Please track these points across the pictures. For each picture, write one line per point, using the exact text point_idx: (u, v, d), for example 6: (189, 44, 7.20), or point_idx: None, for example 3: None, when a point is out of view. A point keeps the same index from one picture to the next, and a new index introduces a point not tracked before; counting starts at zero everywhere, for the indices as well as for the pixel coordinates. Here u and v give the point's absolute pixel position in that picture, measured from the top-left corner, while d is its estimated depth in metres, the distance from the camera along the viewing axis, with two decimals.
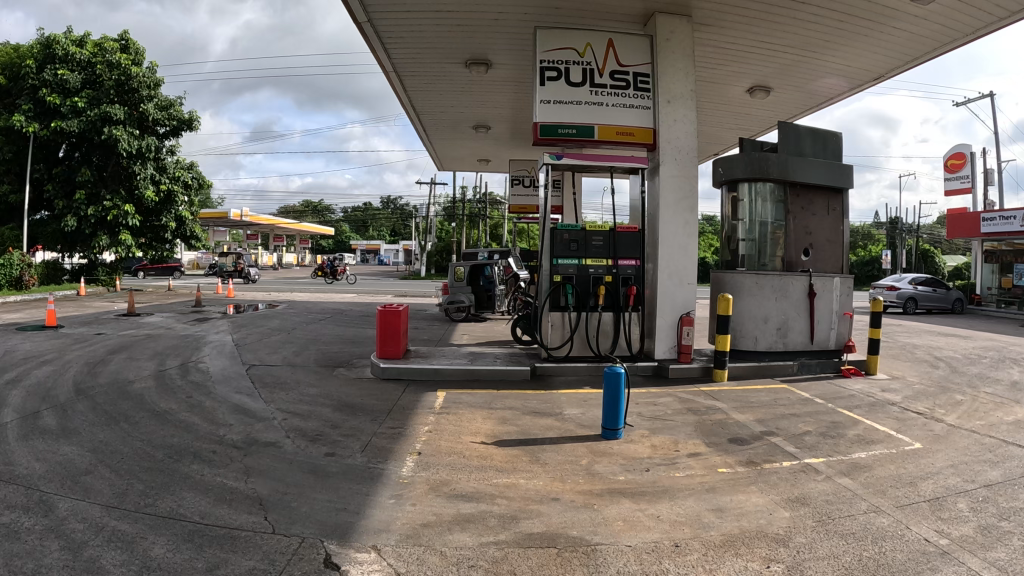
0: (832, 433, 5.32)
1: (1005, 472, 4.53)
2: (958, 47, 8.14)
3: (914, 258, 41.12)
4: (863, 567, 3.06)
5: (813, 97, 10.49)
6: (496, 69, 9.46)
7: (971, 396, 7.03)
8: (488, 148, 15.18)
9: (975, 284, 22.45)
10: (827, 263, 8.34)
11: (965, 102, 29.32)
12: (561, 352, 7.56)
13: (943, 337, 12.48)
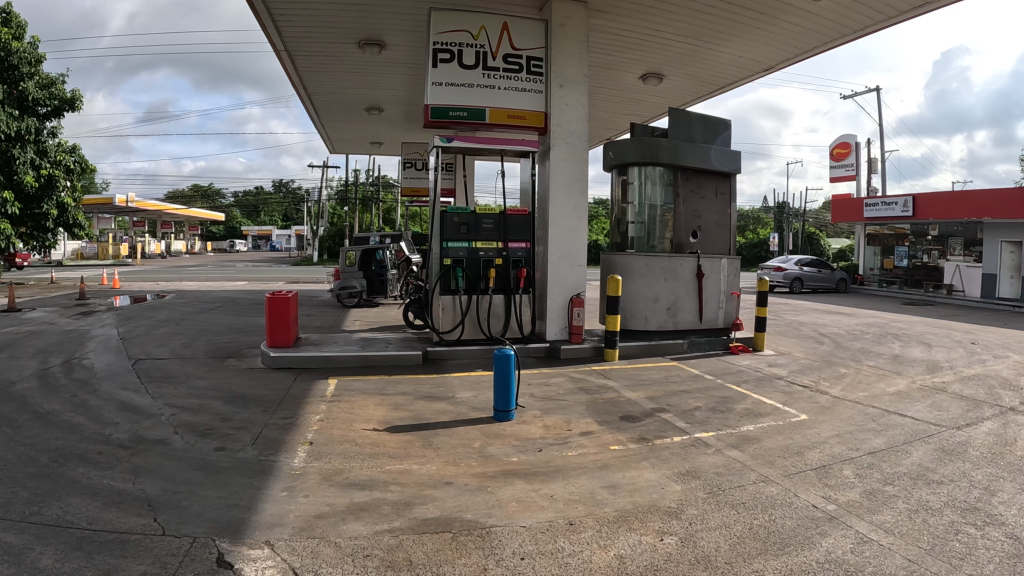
0: (721, 407, 5.51)
1: (888, 440, 4.83)
2: (846, 42, 8.54)
3: (801, 241, 43.17)
4: (754, 535, 3.18)
5: (704, 85, 10.78)
6: (390, 50, 9.29)
7: (854, 369, 7.43)
8: (381, 131, 14.93)
9: (859, 265, 23.91)
10: (715, 245, 8.61)
11: (852, 95, 30.90)
12: (452, 336, 7.50)
13: (829, 315, 13.13)
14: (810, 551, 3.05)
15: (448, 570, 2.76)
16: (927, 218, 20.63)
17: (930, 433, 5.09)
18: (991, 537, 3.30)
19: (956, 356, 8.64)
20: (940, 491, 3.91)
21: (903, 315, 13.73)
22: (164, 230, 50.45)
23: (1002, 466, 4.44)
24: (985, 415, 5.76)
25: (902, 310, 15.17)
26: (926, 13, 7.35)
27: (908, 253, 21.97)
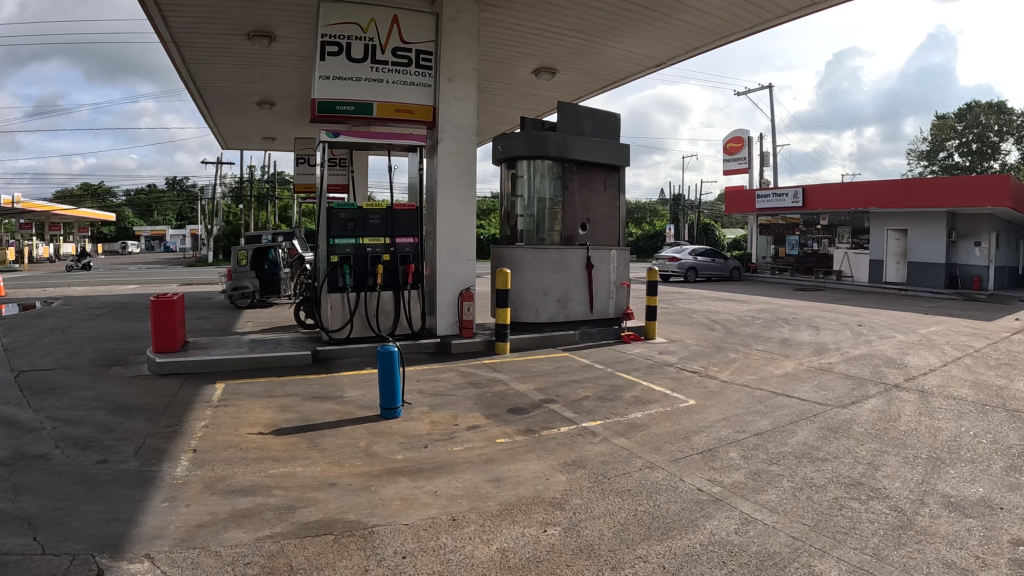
0: (610, 396, 5.63)
1: (773, 421, 5.04)
2: (735, 41, 8.86)
3: (697, 232, 44.56)
4: (638, 521, 3.26)
5: (597, 80, 10.96)
6: (280, 42, 9.08)
7: (743, 353, 7.73)
8: (275, 125, 14.56)
9: (751, 254, 24.91)
10: (604, 237, 9.05)
11: (745, 91, 32.13)
12: (341, 334, 7.41)
13: (721, 302, 13.62)
14: (694, 533, 3.15)
15: (328, 572, 2.72)
16: (817, 209, 21.66)
17: (814, 413, 5.34)
18: (873, 510, 3.52)
19: (842, 338, 9.09)
20: (823, 468, 4.12)
21: (794, 301, 14.36)
22: (50, 232, 47.76)
23: (883, 441, 4.72)
24: (868, 393, 6.09)
25: (793, 296, 15.87)
26: (811, 14, 7.71)
27: (798, 241, 23.37)
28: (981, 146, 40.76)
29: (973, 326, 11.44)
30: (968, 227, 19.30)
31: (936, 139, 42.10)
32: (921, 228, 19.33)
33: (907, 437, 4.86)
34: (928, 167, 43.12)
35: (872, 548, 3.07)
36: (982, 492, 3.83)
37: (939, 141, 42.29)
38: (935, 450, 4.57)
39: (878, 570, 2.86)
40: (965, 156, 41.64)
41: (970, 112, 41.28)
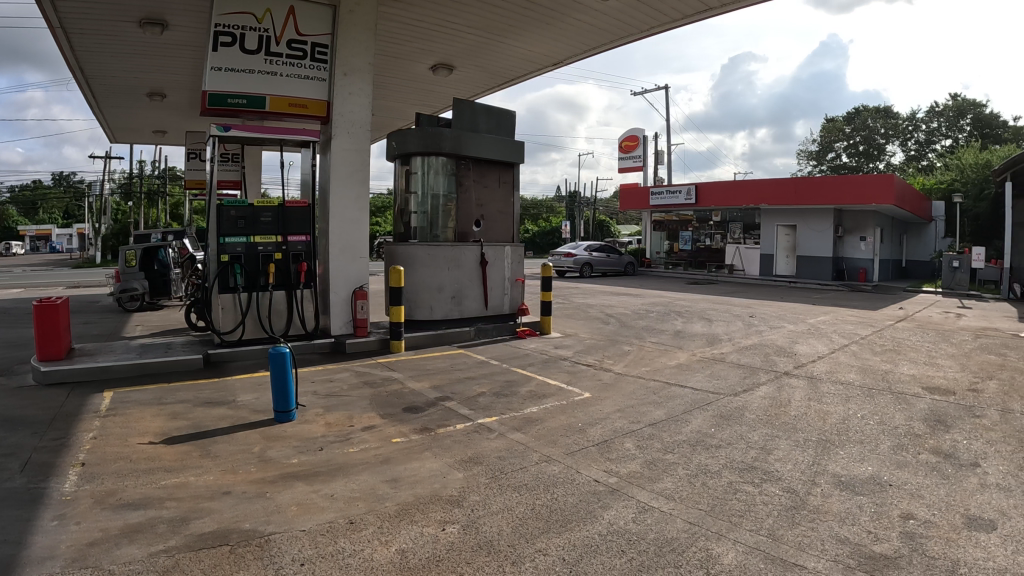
0: (505, 392, 5.78)
1: (667, 411, 5.24)
2: (631, 42, 9.10)
3: (594, 229, 45.62)
4: (536, 515, 3.35)
5: (493, 78, 11.03)
6: (174, 32, 8.79)
7: (637, 346, 8.07)
8: (167, 118, 14.07)
9: (646, 249, 26.05)
10: (498, 233, 9.39)
11: (642, 91, 33.10)
12: (233, 336, 7.27)
13: (617, 296, 14.07)
14: (592, 525, 3.26)
15: None
16: (711, 205, 22.37)
17: (708, 401, 5.57)
18: (766, 493, 3.73)
19: (735, 329, 9.52)
20: (718, 455, 4.32)
21: (688, 294, 14.95)
22: None
23: (775, 426, 4.98)
24: (761, 380, 6.40)
25: (688, 290, 16.50)
26: (704, 19, 8.01)
27: (691, 237, 24.53)
28: (867, 147, 43.06)
29: (859, 315, 12.12)
30: (854, 224, 20.91)
31: (825, 141, 44.21)
32: (811, 224, 20.79)
33: (797, 421, 5.14)
34: (819, 167, 45.22)
35: (767, 529, 3.27)
36: (869, 471, 4.16)
37: (829, 142, 44.36)
38: (824, 433, 4.87)
39: (772, 550, 3.05)
40: (852, 156, 43.84)
41: (858, 115, 43.54)
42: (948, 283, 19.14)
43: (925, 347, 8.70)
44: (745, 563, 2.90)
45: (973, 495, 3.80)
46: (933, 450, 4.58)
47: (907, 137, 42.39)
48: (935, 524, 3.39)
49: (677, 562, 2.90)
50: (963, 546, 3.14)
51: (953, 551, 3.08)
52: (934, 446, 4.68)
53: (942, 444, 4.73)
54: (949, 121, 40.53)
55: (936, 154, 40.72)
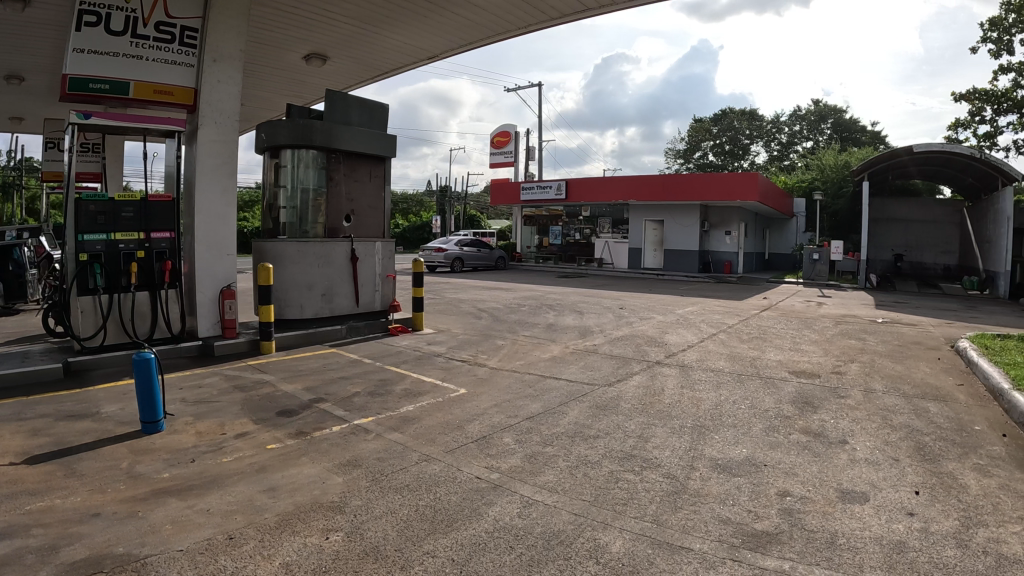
0: (379, 391, 5.72)
1: (543, 404, 5.32)
2: (508, 38, 9.07)
3: (464, 223, 45.70)
4: (421, 516, 3.29)
5: (368, 70, 10.73)
6: (36, 9, 8.00)
7: (509, 340, 8.23)
8: (15, 103, 12.84)
9: (516, 243, 26.48)
10: (370, 229, 9.13)
11: (515, 88, 33.53)
12: (95, 342, 6.68)
13: (488, 291, 14.20)
14: (478, 522, 3.22)
15: None
16: (580, 200, 22.97)
17: (583, 393, 5.68)
18: (647, 480, 3.82)
19: (605, 321, 9.84)
20: (597, 445, 4.39)
21: (559, 288, 15.30)
22: None
23: (650, 414, 5.12)
24: (633, 370, 6.60)
25: (559, 283, 16.90)
26: (581, 18, 8.09)
27: (561, 231, 25.21)
28: (732, 147, 45.55)
29: (725, 306, 12.75)
30: (719, 219, 21.90)
31: (692, 141, 46.35)
32: (677, 218, 21.84)
33: (673, 408, 5.31)
34: (685, 165, 47.33)
35: (651, 515, 3.36)
36: (744, 453, 4.35)
37: (695, 142, 46.47)
38: (699, 418, 5.06)
39: (659, 535, 3.14)
40: (719, 155, 45.95)
41: (724, 117, 45.98)
42: (809, 274, 20.73)
43: (790, 334, 9.24)
44: (633, 550, 2.97)
45: (844, 471, 4.07)
46: (804, 430, 4.86)
47: (771, 140, 45.42)
48: (810, 500, 3.62)
49: (566, 554, 2.92)
50: (839, 519, 3.38)
51: (829, 524, 3.32)
52: (804, 427, 4.96)
53: (811, 424, 5.04)
54: (810, 125, 43.70)
55: (798, 155, 43.75)
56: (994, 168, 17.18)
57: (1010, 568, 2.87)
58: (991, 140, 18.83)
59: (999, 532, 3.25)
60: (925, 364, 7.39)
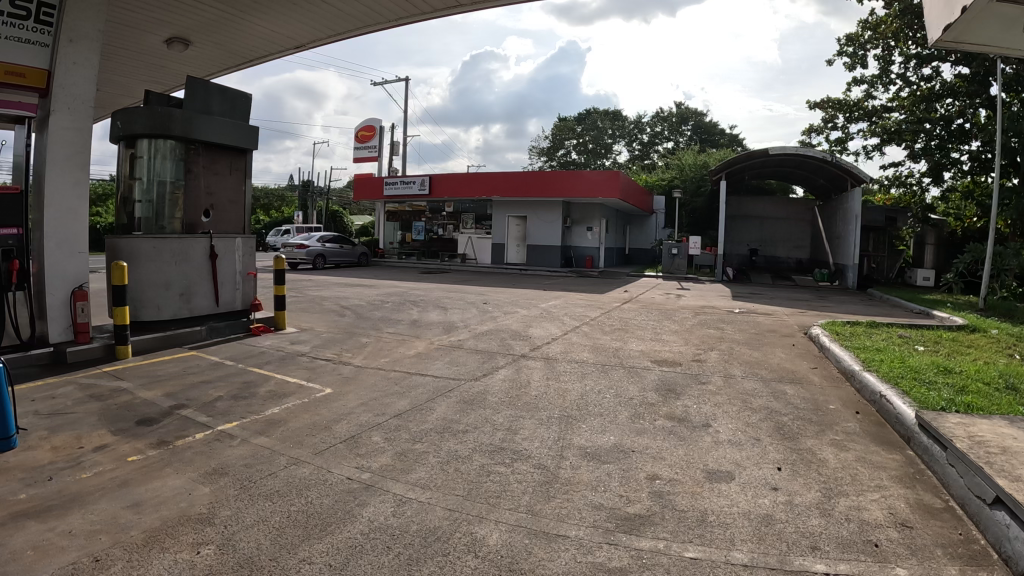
0: (244, 394, 5.49)
1: (410, 400, 5.27)
2: (377, 31, 8.60)
3: (328, 219, 44.53)
4: (293, 522, 3.16)
5: (233, 57, 10.12)
6: None
7: (374, 337, 8.16)
8: None
9: (379, 239, 26.11)
10: (228, 224, 8.70)
11: (380, 82, 33.03)
12: None
13: (351, 288, 13.94)
14: (352, 524, 3.13)
15: None
16: (444, 196, 22.88)
17: (450, 388, 5.65)
18: (519, 471, 3.80)
19: (468, 316, 9.94)
20: (466, 439, 4.34)
21: (421, 284, 15.22)
22: None
23: (517, 407, 5.11)
24: (499, 363, 6.63)
25: (422, 279, 16.81)
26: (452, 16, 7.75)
27: (424, 228, 25.01)
28: (595, 146, 47.02)
29: (589, 299, 13.12)
30: (581, 215, 22.83)
31: (557, 138, 47.40)
32: (540, 214, 22.27)
33: (539, 400, 5.31)
34: (550, 162, 48.35)
35: (525, 505, 3.34)
36: (611, 440, 4.37)
37: (559, 140, 47.52)
38: (565, 409, 5.07)
39: (534, 525, 3.13)
40: (581, 154, 47.67)
41: (589, 117, 47.38)
42: (669, 268, 21.82)
43: (651, 325, 9.62)
44: (510, 542, 2.95)
45: (710, 452, 4.16)
46: (668, 416, 4.93)
47: (633, 139, 47.39)
48: (679, 482, 3.68)
49: (445, 550, 2.87)
50: (707, 498, 3.47)
51: (698, 503, 3.40)
52: (669, 412, 5.04)
53: (675, 410, 5.12)
54: (671, 126, 45.95)
55: (658, 154, 45.87)
56: (845, 171, 18.84)
57: (872, 533, 3.11)
58: (843, 145, 20.49)
59: (859, 500, 3.50)
60: (780, 350, 7.92)
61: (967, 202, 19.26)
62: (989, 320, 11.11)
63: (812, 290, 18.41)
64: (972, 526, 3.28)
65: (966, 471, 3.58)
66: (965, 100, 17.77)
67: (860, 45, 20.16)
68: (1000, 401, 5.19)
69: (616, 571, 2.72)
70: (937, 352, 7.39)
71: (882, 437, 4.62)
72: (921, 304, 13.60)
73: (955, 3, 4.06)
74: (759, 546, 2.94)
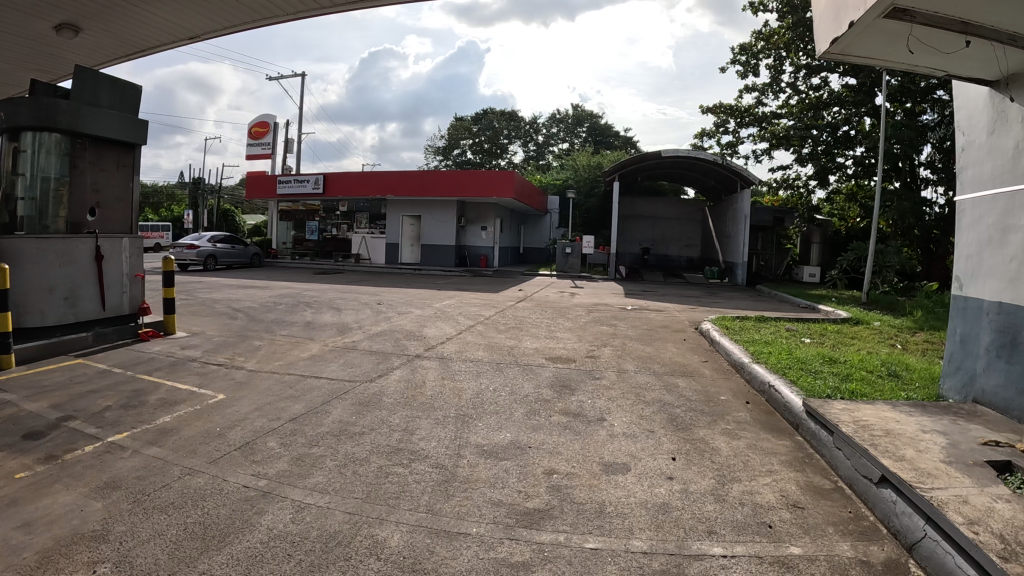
0: (133, 403, 5.25)
1: (305, 404, 5.18)
2: (274, 25, 7.99)
3: (217, 218, 42.92)
4: (190, 535, 3.04)
5: (117, 49, 9.15)
6: None
7: (267, 340, 7.99)
8: None
9: (271, 239, 25.31)
10: (115, 223, 8.22)
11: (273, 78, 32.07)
12: None
13: (242, 290, 13.51)
14: (251, 533, 3.05)
15: None
16: (338, 195, 22.40)
17: (345, 390, 5.57)
18: (417, 471, 3.76)
19: (362, 317, 9.85)
20: (362, 441, 4.29)
21: (314, 285, 14.92)
22: None
23: (412, 407, 5.07)
24: (393, 364, 6.56)
25: (314, 280, 16.43)
26: (352, 10, 7.24)
27: (317, 227, 24.65)
28: (490, 146, 47.21)
29: (483, 298, 13.18)
30: (476, 215, 22.95)
31: (452, 138, 47.25)
32: (434, 214, 22.21)
33: (434, 400, 5.27)
34: (445, 162, 48.18)
35: (424, 505, 3.32)
36: (508, 437, 4.38)
37: (455, 140, 47.48)
38: (461, 408, 5.05)
39: (434, 524, 3.12)
40: (476, 153, 47.45)
41: (484, 118, 47.61)
42: (563, 266, 22.15)
43: (545, 323, 9.78)
44: (412, 542, 2.94)
45: (604, 445, 4.25)
46: (563, 412, 5.01)
47: (528, 140, 48.02)
48: (576, 475, 3.74)
49: (346, 555, 2.83)
50: (604, 490, 3.55)
51: (596, 495, 3.47)
52: (563, 408, 5.12)
53: (570, 405, 5.21)
54: (567, 127, 46.90)
55: (553, 155, 46.60)
56: (734, 173, 19.69)
57: (766, 515, 3.30)
58: (733, 149, 21.42)
59: (751, 484, 3.70)
60: (671, 345, 8.23)
61: (850, 204, 20.48)
62: (866, 312, 11.91)
63: (703, 287, 19.17)
64: (857, 504, 3.53)
65: (851, 453, 3.87)
66: (851, 108, 18.88)
67: (753, 54, 21.11)
68: (882, 386, 5.63)
69: (518, 565, 2.74)
70: (822, 343, 7.87)
71: (771, 424, 4.89)
72: (808, 299, 14.37)
73: (841, 16, 4.40)
74: (657, 533, 3.05)
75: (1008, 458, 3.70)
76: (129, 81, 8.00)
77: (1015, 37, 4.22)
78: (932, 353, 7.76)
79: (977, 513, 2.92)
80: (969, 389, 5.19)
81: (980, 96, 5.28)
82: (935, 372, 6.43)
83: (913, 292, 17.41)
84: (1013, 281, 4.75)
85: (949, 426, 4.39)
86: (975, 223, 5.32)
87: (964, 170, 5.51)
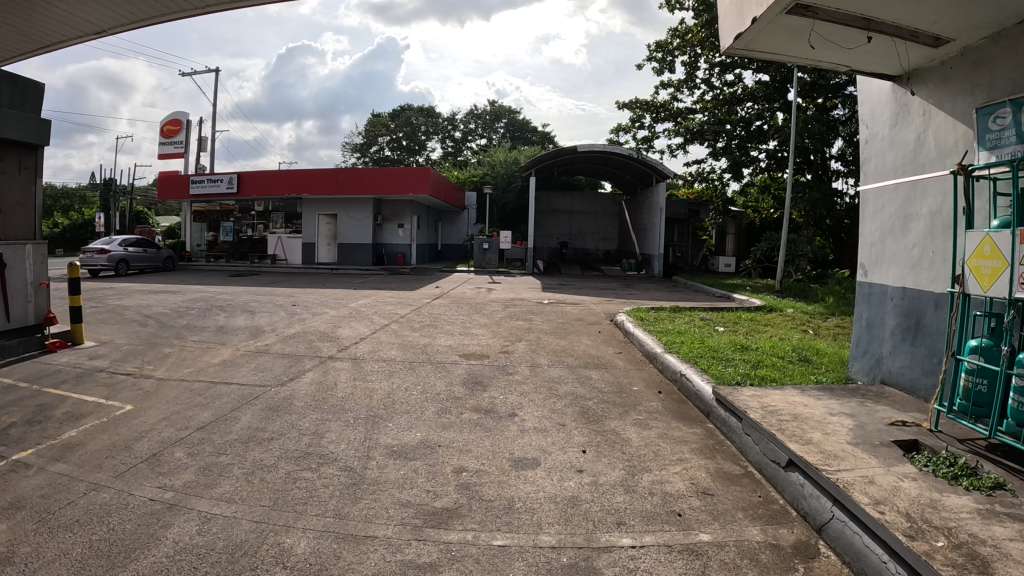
0: (38, 418, 4.99)
1: (215, 411, 5.02)
2: (184, 19, 7.67)
3: (127, 220, 41.26)
4: (97, 552, 2.89)
5: (13, 46, 8.56)
6: None
7: (178, 347, 7.72)
8: None
9: (185, 242, 24.42)
10: (16, 227, 7.75)
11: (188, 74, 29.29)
12: None
13: (152, 295, 13.03)
14: (157, 547, 2.93)
15: None
16: (253, 194, 21.83)
17: (255, 395, 5.42)
18: (326, 475, 3.70)
19: (277, 319, 9.61)
20: (271, 447, 4.18)
21: (228, 288, 14.48)
22: None
23: (323, 410, 4.96)
24: (305, 367, 6.40)
25: (229, 283, 15.96)
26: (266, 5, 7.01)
27: (233, 228, 23.95)
28: (408, 142, 46.76)
29: (397, 296, 13.03)
30: (391, 212, 22.77)
31: (369, 134, 46.58)
32: (351, 213, 22.02)
33: (345, 401, 5.20)
34: (362, 159, 47.51)
35: (333, 509, 3.26)
36: (418, 436, 4.35)
37: (372, 136, 46.94)
38: (372, 409, 4.98)
39: (342, 529, 3.06)
40: (394, 151, 46.97)
41: (402, 114, 47.26)
42: (480, 263, 22.11)
43: (459, 320, 9.74)
44: (318, 548, 2.87)
45: (515, 441, 4.27)
46: (474, 409, 5.00)
47: (446, 135, 47.84)
48: (485, 472, 3.73)
49: (252, 565, 2.74)
50: (513, 485, 3.55)
51: (505, 491, 3.47)
52: (474, 405, 5.11)
53: (482, 401, 5.20)
54: (485, 123, 46.84)
55: (472, 151, 46.58)
56: (650, 167, 20.02)
57: (675, 503, 3.36)
58: (649, 143, 21.79)
59: (663, 473, 3.76)
60: (586, 338, 8.31)
61: (763, 196, 21.12)
62: (779, 300, 12.28)
63: (622, 279, 19.48)
64: (765, 487, 3.63)
65: (758, 438, 3.97)
66: (763, 103, 19.40)
67: (668, 51, 21.54)
68: (791, 371, 5.83)
69: (427, 566, 2.71)
70: (734, 331, 8.08)
71: (683, 412, 4.99)
72: (725, 288, 14.75)
73: (744, 13, 4.51)
74: (566, 527, 3.06)
75: (912, 437, 3.86)
76: (30, 78, 7.55)
77: (914, 33, 4.37)
78: (840, 338, 8.04)
79: (882, 493, 3.04)
80: (876, 370, 5.40)
81: (882, 91, 5.48)
82: (843, 355, 6.68)
83: (825, 278, 18.11)
84: (914, 267, 4.96)
85: (856, 408, 4.56)
86: (878, 212, 5.53)
87: (868, 161, 5.71)
